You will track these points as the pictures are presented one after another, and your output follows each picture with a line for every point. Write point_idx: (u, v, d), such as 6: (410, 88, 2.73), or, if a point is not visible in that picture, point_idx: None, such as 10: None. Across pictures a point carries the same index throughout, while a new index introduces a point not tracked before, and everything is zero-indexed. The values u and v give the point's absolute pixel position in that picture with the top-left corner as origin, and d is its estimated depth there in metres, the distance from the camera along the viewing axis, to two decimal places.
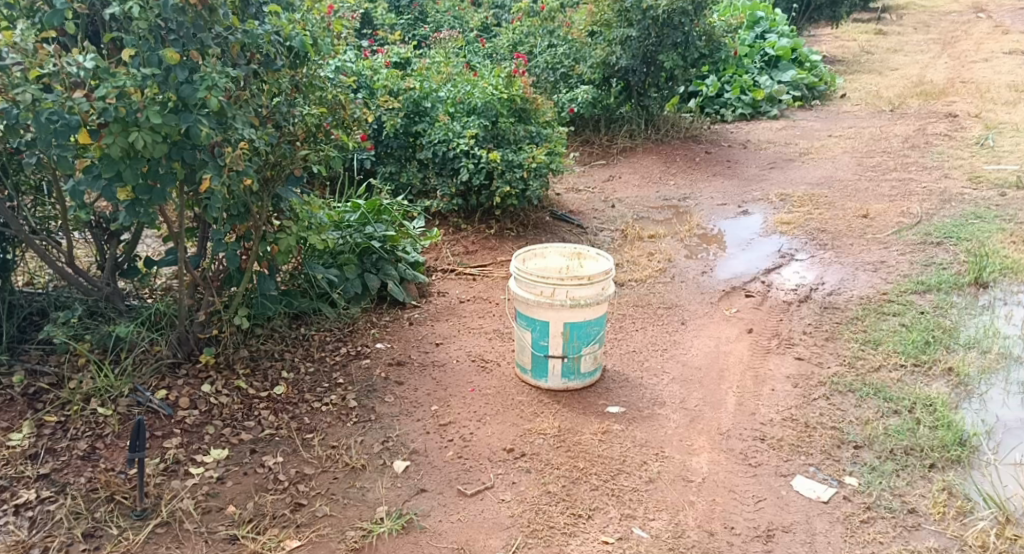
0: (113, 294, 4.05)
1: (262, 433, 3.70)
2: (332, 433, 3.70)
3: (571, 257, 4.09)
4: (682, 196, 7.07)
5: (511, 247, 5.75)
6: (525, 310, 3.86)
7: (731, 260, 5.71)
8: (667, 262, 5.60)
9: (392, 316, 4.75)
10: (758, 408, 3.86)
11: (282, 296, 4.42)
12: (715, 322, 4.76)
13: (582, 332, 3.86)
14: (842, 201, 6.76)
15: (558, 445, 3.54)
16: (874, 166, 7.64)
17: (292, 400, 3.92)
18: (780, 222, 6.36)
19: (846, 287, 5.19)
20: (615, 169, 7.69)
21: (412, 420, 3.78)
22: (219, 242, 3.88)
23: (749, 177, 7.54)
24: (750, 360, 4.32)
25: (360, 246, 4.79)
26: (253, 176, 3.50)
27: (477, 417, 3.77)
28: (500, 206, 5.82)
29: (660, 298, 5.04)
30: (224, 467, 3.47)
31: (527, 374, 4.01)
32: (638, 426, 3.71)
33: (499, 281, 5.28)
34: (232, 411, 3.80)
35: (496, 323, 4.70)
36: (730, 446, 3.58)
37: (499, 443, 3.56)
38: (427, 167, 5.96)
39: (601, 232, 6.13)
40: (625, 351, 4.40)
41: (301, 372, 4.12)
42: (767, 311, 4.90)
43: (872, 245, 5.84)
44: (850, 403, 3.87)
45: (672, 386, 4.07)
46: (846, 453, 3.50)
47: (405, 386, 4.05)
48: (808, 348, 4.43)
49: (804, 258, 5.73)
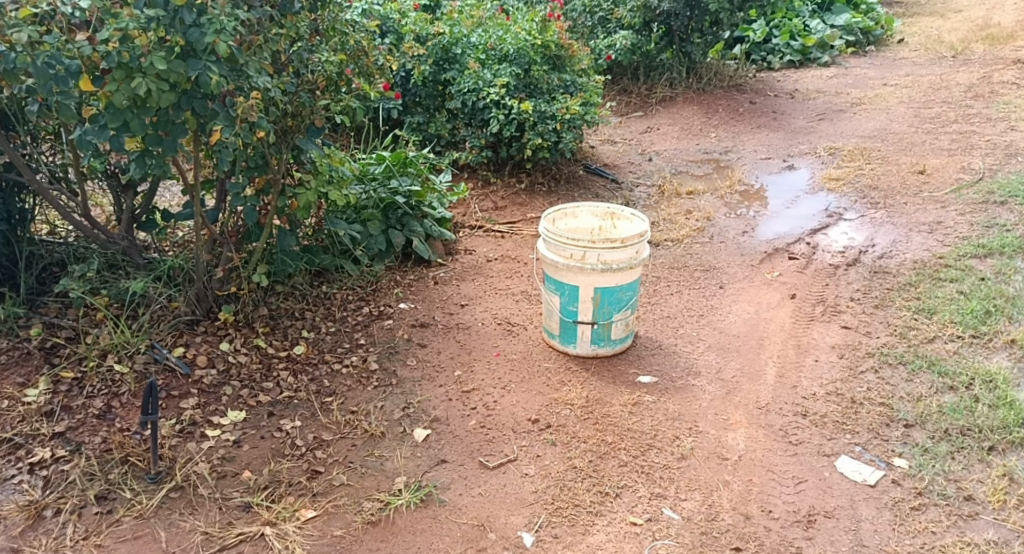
0: (130, 248, 3.93)
1: (281, 395, 3.56)
2: (352, 398, 3.56)
3: (603, 217, 3.87)
4: (724, 149, 6.74)
5: (543, 203, 5.52)
6: (554, 274, 3.67)
7: (775, 219, 5.43)
8: (706, 221, 5.33)
9: (416, 274, 4.57)
10: (800, 381, 3.64)
11: (303, 252, 4.26)
12: (755, 286, 4.50)
13: (613, 298, 3.66)
14: (897, 155, 6.38)
15: (585, 416, 3.35)
16: (932, 118, 7.21)
17: (312, 362, 3.78)
18: (828, 178, 6.03)
19: (898, 250, 4.90)
20: (653, 120, 7.38)
21: (434, 385, 3.62)
22: (237, 196, 3.72)
23: (797, 129, 7.18)
24: (792, 328, 4.07)
25: (384, 202, 4.63)
26: (267, 128, 3.31)
27: (502, 384, 3.60)
28: (531, 159, 5.57)
29: (697, 260, 4.79)
30: (241, 430, 3.35)
31: (555, 339, 3.82)
32: (671, 398, 3.51)
33: (529, 239, 5.06)
34: (250, 371, 3.67)
35: (524, 284, 4.51)
36: (769, 422, 3.37)
37: (524, 413, 3.39)
38: (456, 117, 5.72)
39: (637, 188, 5.86)
40: (658, 316, 4.19)
41: (322, 332, 3.97)
42: (812, 275, 4.63)
43: (929, 204, 5.50)
44: (901, 378, 3.63)
45: (708, 355, 3.85)
46: (895, 432, 3.27)
47: (428, 349, 3.89)
48: (856, 316, 4.16)
49: (853, 217, 5.42)
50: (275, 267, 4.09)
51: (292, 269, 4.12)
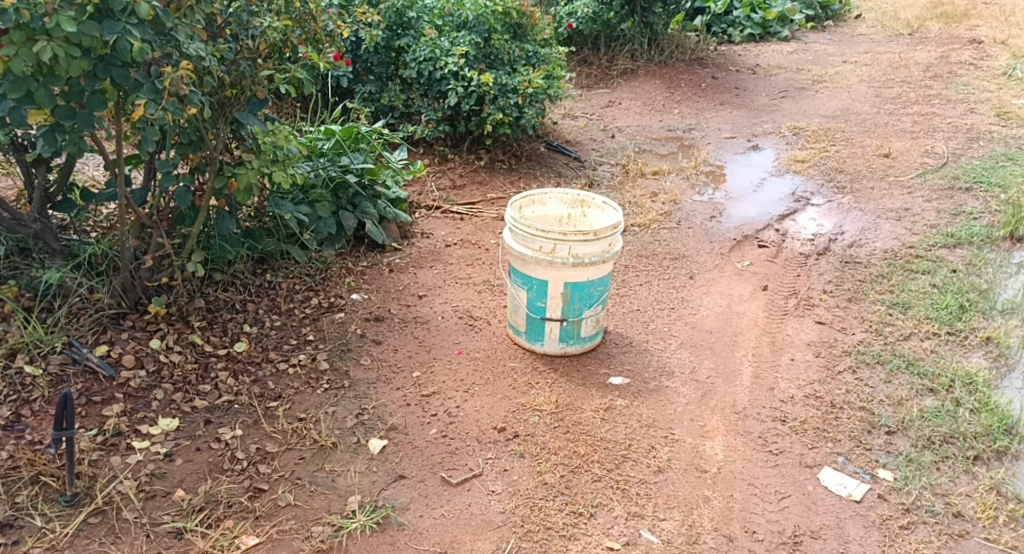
0: (43, 232, 3.49)
1: (219, 400, 3.26)
2: (300, 403, 3.28)
3: (573, 205, 3.61)
4: (687, 127, 6.52)
5: (503, 182, 5.23)
6: (521, 267, 3.41)
7: (741, 203, 5.24)
8: (673, 204, 5.12)
9: (369, 261, 4.26)
10: (777, 383, 3.46)
11: (245, 237, 3.90)
12: (726, 277, 4.31)
13: (584, 293, 3.42)
14: (861, 137, 6.25)
15: (555, 424, 3.13)
16: (893, 98, 7.10)
17: (255, 361, 3.47)
18: (793, 160, 5.87)
19: (868, 238, 4.75)
20: (614, 93, 7.12)
21: (390, 388, 3.35)
22: (168, 175, 3.40)
23: (759, 107, 7.01)
24: (765, 323, 3.90)
25: (334, 181, 4.30)
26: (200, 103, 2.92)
27: (464, 387, 3.35)
28: (491, 134, 5.26)
29: (666, 247, 4.57)
30: (173, 441, 3.04)
31: (521, 336, 3.57)
32: (644, 403, 3.31)
33: (488, 222, 4.78)
34: (185, 373, 3.35)
35: (486, 273, 4.24)
36: (747, 429, 3.19)
37: (488, 421, 3.15)
38: (411, 88, 5.37)
39: (600, 166, 5.62)
40: (628, 310, 3.97)
41: (266, 327, 3.66)
42: (783, 264, 4.46)
43: (895, 189, 5.38)
44: (879, 379, 3.47)
45: (681, 353, 3.65)
46: (877, 440, 3.12)
47: (383, 347, 3.60)
48: (830, 310, 4.00)
49: (821, 202, 5.27)
50: (212, 255, 3.74)
51: (233, 256, 3.77)
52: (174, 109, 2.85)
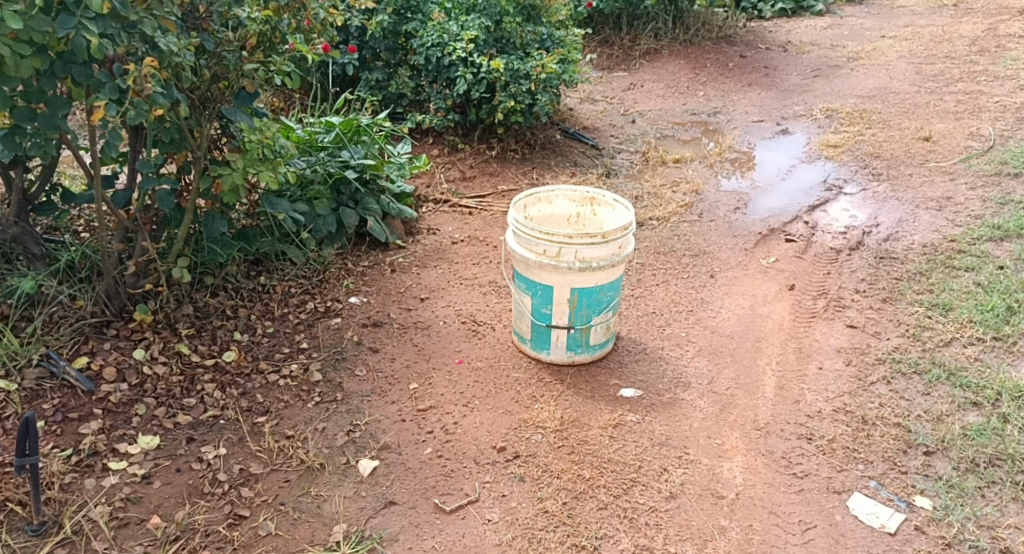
0: (22, 236, 3.32)
1: (204, 415, 3.05)
2: (289, 418, 3.06)
3: (582, 202, 3.36)
4: (713, 110, 6.19)
5: (515, 173, 4.97)
6: (525, 271, 3.17)
7: (769, 192, 4.93)
8: (694, 195, 4.83)
9: (371, 261, 4.04)
10: (803, 396, 3.19)
11: (237, 238, 3.69)
12: (750, 275, 4.03)
13: (592, 299, 3.18)
14: (899, 119, 5.88)
15: (558, 444, 2.89)
16: (934, 76, 6.70)
17: (244, 372, 3.26)
18: (825, 145, 5.53)
19: (905, 230, 4.43)
20: (636, 75, 6.80)
21: (385, 402, 3.13)
22: (149, 177, 3.20)
23: (790, 87, 6.65)
24: (791, 327, 3.62)
25: (333, 177, 4.06)
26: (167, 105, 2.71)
27: (463, 401, 3.12)
28: (502, 123, 5.00)
29: (686, 243, 4.29)
30: (152, 461, 2.85)
31: (526, 344, 3.34)
32: (657, 418, 3.06)
33: (498, 217, 4.53)
34: (169, 385, 3.15)
35: (493, 273, 4.00)
36: (769, 448, 2.93)
37: (488, 439, 2.93)
38: (419, 74, 5.11)
39: (618, 154, 5.33)
40: (642, 313, 3.71)
41: (258, 334, 3.45)
42: (811, 260, 4.16)
43: (937, 175, 5.03)
44: (917, 391, 3.18)
45: (698, 362, 3.39)
46: (914, 462, 2.84)
47: (380, 356, 3.39)
48: (863, 312, 3.71)
49: (854, 190, 4.94)
50: (202, 258, 3.54)
51: (223, 259, 3.56)
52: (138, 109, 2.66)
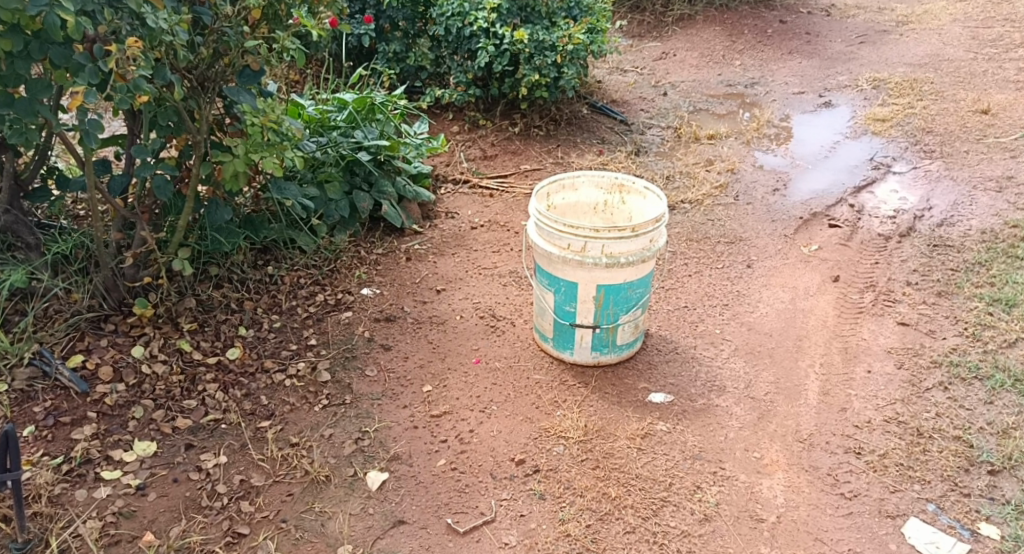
0: (16, 224, 3.06)
1: (205, 419, 2.83)
2: (294, 424, 2.84)
3: (610, 189, 3.13)
4: (750, 81, 5.84)
5: (540, 151, 4.70)
6: (548, 266, 2.94)
7: (810, 172, 4.61)
8: (730, 174, 4.53)
9: (385, 248, 3.81)
10: (850, 403, 2.93)
11: (243, 226, 3.47)
12: (790, 265, 3.74)
13: (620, 297, 2.94)
14: (953, 89, 5.50)
15: (582, 457, 2.66)
16: (992, 41, 6.29)
17: (248, 371, 3.03)
18: (871, 118, 5.19)
19: (961, 215, 4.12)
20: (669, 43, 6.45)
21: (397, 406, 2.91)
22: (145, 163, 2.96)
23: (833, 55, 6.27)
24: (836, 324, 3.35)
25: (346, 159, 3.82)
26: (151, 91, 2.48)
27: (480, 406, 2.90)
28: (526, 98, 4.73)
29: (720, 228, 4.01)
30: (148, 471, 2.64)
31: (549, 343, 3.11)
32: (689, 428, 2.82)
33: (521, 199, 4.28)
34: (169, 385, 2.92)
35: (514, 262, 3.75)
36: (815, 464, 2.68)
37: (506, 450, 2.71)
38: (439, 45, 4.82)
39: (649, 129, 5.03)
40: (674, 307, 3.45)
41: (264, 329, 3.22)
42: (858, 248, 3.87)
43: (996, 152, 4.68)
44: (978, 399, 2.91)
45: (733, 363, 3.14)
46: (978, 483, 2.58)
47: (392, 354, 3.17)
48: (915, 308, 3.43)
49: (904, 169, 4.61)
50: (205, 247, 3.31)
51: (228, 249, 3.34)
52: (122, 94, 2.44)
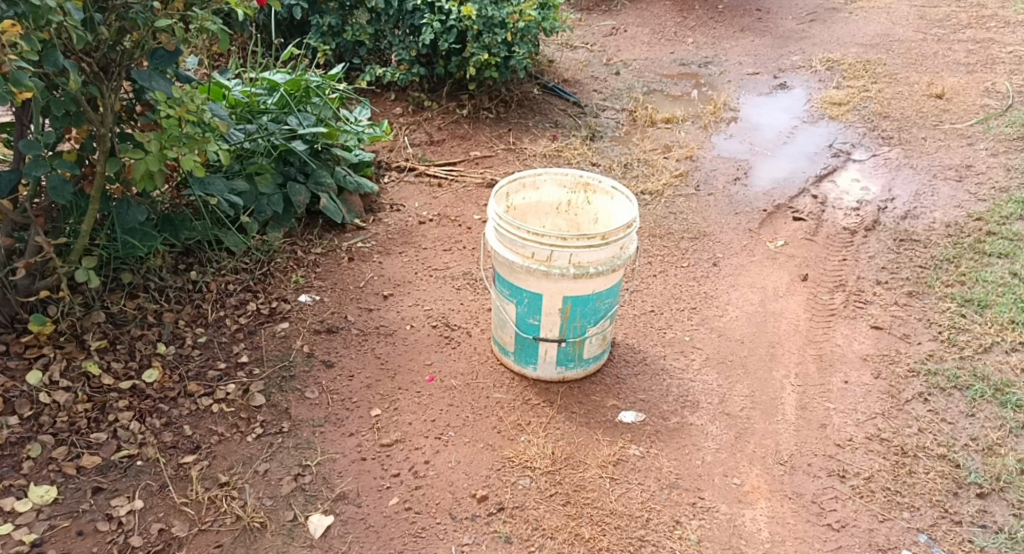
0: None
1: (116, 456, 2.49)
2: (223, 458, 2.53)
3: (573, 188, 2.88)
4: (703, 60, 5.62)
5: (489, 135, 4.38)
6: (509, 275, 2.67)
7: (770, 159, 4.42)
8: (689, 161, 4.31)
9: (325, 247, 3.47)
10: (830, 419, 2.75)
11: (162, 226, 3.09)
12: (757, 262, 3.54)
13: (588, 308, 2.69)
14: (906, 71, 5.39)
15: (550, 492, 2.44)
16: (941, 21, 6.20)
17: (168, 396, 2.69)
18: (829, 102, 5.03)
19: (925, 205, 3.98)
20: (618, 19, 6.18)
21: (342, 435, 2.63)
22: (37, 161, 2.58)
23: (785, 33, 6.11)
24: (809, 328, 3.17)
25: (279, 149, 3.45)
26: (33, 85, 2.13)
27: (436, 432, 2.64)
28: (474, 78, 4.40)
29: (683, 222, 3.79)
30: (47, 523, 2.30)
31: (509, 356, 2.86)
32: (663, 451, 2.61)
33: (472, 190, 3.98)
34: (74, 416, 2.56)
35: (466, 263, 3.46)
36: (797, 490, 2.50)
37: (467, 485, 2.46)
38: (379, 19, 4.44)
39: (602, 112, 4.76)
40: (639, 312, 3.22)
41: (187, 345, 2.87)
42: (824, 243, 3.68)
43: (954, 139, 4.57)
44: (960, 411, 2.77)
45: (706, 375, 2.93)
46: (968, 508, 2.45)
47: (335, 372, 2.86)
48: (887, 309, 3.26)
49: (864, 156, 4.47)
50: (116, 252, 2.94)
51: (143, 254, 2.96)
52: None
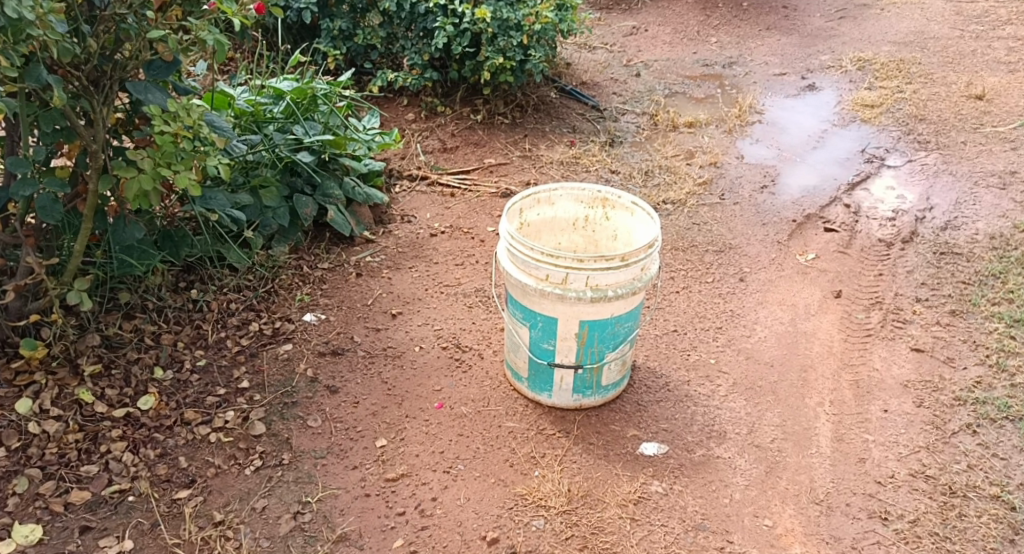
0: None
1: (107, 491, 2.35)
2: (219, 494, 2.38)
3: (591, 204, 2.71)
4: (727, 61, 5.41)
5: (505, 142, 4.21)
6: (522, 298, 2.50)
7: (799, 165, 4.21)
8: (714, 168, 4.11)
9: (332, 262, 3.31)
10: (868, 452, 2.56)
11: (162, 242, 2.95)
12: (787, 277, 3.34)
13: (607, 333, 2.52)
14: (943, 71, 5.14)
15: (566, 534, 2.28)
16: (978, 17, 5.94)
17: (164, 425, 2.54)
18: (860, 104, 4.80)
19: (966, 214, 3.76)
20: (639, 17, 5.98)
21: (345, 468, 2.47)
22: (26, 180, 2.43)
23: (813, 31, 5.87)
24: (843, 349, 2.97)
25: (284, 160, 3.30)
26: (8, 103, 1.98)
27: (444, 466, 2.47)
28: (489, 82, 4.23)
29: (707, 234, 3.60)
30: None
31: (523, 383, 2.69)
32: (688, 487, 2.43)
33: (486, 200, 3.80)
34: (63, 448, 2.42)
35: (479, 278, 3.30)
36: (835, 534, 2.33)
37: (477, 526, 2.30)
38: (391, 22, 4.28)
39: (623, 116, 4.57)
40: (662, 332, 3.03)
41: (185, 369, 2.72)
42: (858, 256, 3.46)
43: (995, 143, 4.33)
44: (1012, 445, 2.58)
45: (733, 402, 2.73)
46: None
47: (339, 399, 2.70)
48: (928, 329, 3.05)
49: (899, 161, 4.24)
50: (112, 271, 2.79)
51: (141, 272, 2.83)
52: None
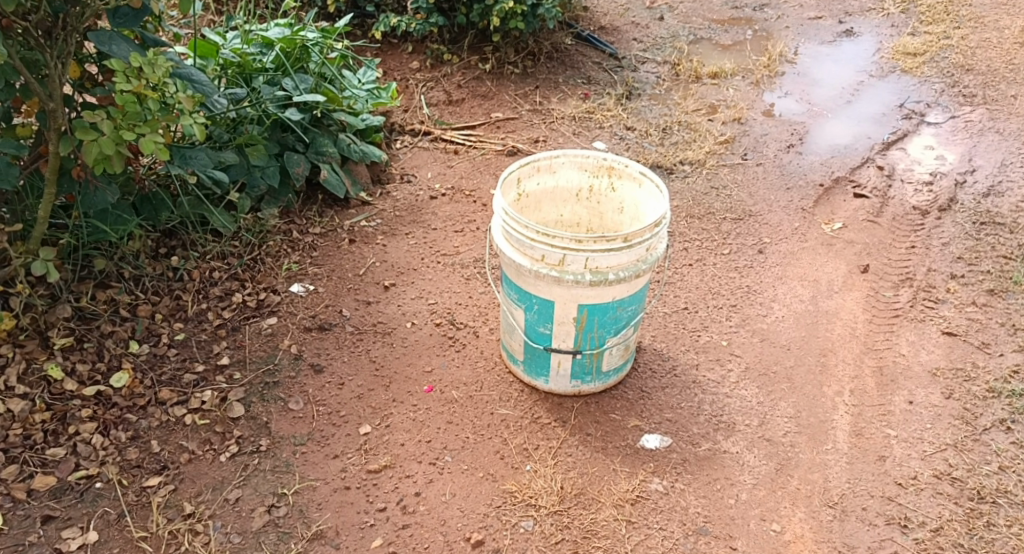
0: None
1: (73, 476, 2.23)
2: (192, 482, 2.25)
3: (595, 173, 2.48)
4: (759, 2, 5.05)
5: (515, 94, 3.95)
6: (517, 278, 2.30)
7: (830, 122, 3.91)
8: (737, 124, 3.83)
9: (324, 227, 3.13)
10: (890, 450, 2.37)
11: (140, 205, 2.78)
12: (810, 249, 3.10)
13: (608, 317, 2.32)
14: (994, 14, 4.75)
15: (556, 538, 2.13)
16: None
17: (137, 405, 2.41)
18: (901, 52, 4.45)
19: (1011, 178, 3.46)
20: None
21: (326, 457, 2.33)
22: None
23: None
24: (868, 331, 2.75)
25: (273, 116, 3.08)
26: None
27: (431, 457, 2.32)
28: (499, 29, 3.95)
29: (726, 200, 3.35)
30: None
31: (519, 366, 2.51)
32: (691, 485, 2.26)
33: (491, 158, 3.58)
34: (29, 429, 2.29)
35: (479, 247, 3.10)
36: (849, 542, 2.15)
37: (462, 526, 2.15)
38: None
39: (642, 65, 4.28)
40: (672, 310, 2.83)
41: (162, 343, 2.58)
42: (890, 226, 3.20)
43: None
44: None
45: (745, 390, 2.54)
46: None
47: (324, 380, 2.55)
48: (963, 310, 2.82)
49: (940, 117, 3.93)
50: (85, 236, 2.62)
51: (115, 238, 2.65)
52: None
